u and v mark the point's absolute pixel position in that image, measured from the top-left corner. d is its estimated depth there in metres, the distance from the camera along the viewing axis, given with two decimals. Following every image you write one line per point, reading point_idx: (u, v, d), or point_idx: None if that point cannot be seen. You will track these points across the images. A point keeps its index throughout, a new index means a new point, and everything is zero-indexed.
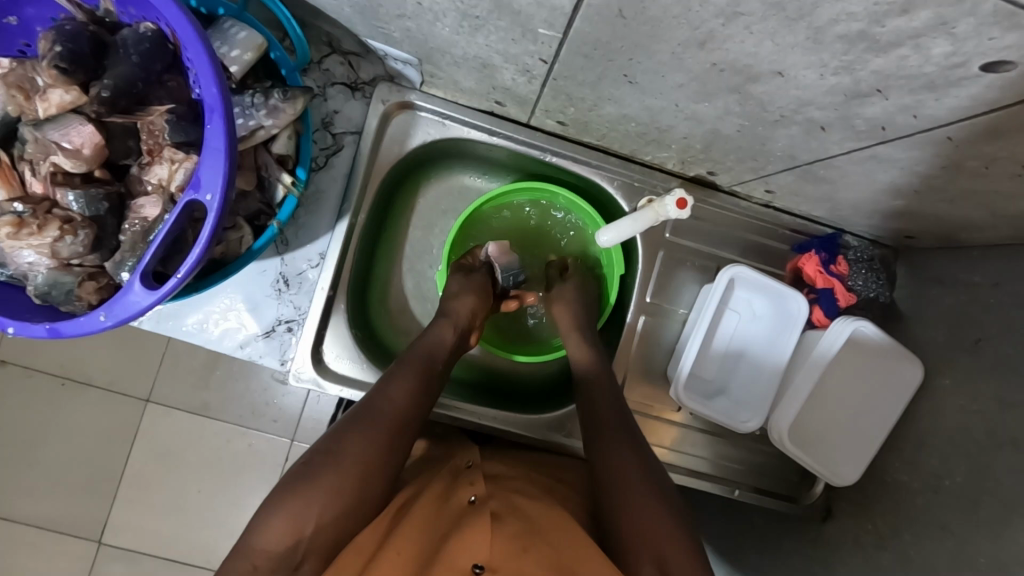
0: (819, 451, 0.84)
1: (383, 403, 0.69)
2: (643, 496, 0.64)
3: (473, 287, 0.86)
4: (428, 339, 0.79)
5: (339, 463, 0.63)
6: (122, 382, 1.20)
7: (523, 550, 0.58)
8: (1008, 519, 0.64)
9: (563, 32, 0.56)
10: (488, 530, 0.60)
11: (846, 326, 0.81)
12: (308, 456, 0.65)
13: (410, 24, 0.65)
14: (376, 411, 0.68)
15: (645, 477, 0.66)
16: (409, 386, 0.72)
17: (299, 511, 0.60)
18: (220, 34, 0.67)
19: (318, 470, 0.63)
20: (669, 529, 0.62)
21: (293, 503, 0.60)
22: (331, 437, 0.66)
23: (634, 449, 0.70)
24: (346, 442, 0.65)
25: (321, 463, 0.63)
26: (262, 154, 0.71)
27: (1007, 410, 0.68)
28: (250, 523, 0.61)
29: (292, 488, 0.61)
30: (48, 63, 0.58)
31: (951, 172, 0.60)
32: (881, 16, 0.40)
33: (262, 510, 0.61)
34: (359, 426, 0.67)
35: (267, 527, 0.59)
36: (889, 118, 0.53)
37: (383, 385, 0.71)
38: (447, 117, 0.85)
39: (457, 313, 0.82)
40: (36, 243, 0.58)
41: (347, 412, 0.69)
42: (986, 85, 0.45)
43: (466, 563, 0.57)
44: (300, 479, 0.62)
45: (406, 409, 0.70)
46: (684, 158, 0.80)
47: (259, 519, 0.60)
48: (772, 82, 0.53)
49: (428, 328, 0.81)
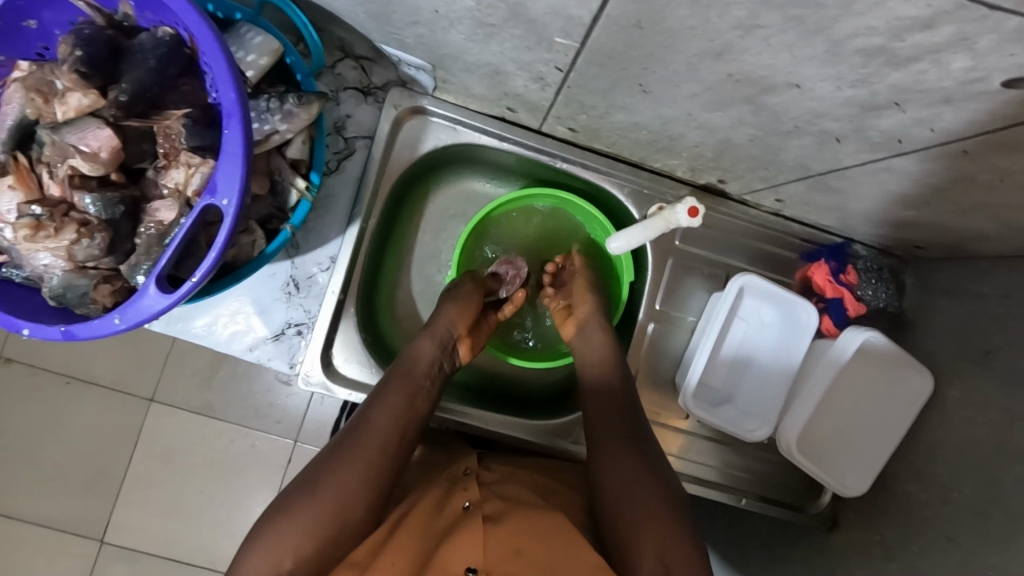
0: (828, 461, 0.83)
1: (366, 427, 0.68)
2: (638, 507, 0.64)
3: (460, 299, 0.83)
4: (408, 356, 0.76)
5: (319, 491, 0.62)
6: (126, 381, 1.20)
7: (516, 553, 0.60)
8: (1017, 533, 0.64)
9: (579, 40, 0.56)
10: (479, 537, 0.62)
11: (857, 334, 0.81)
12: (288, 488, 0.64)
13: (424, 31, 0.65)
14: (355, 437, 0.67)
15: (645, 491, 0.65)
16: (391, 407, 0.70)
17: (278, 543, 0.58)
18: (237, 39, 0.67)
19: (297, 501, 0.61)
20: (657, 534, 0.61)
21: (271, 537, 0.59)
22: (312, 469, 0.65)
23: (636, 457, 0.69)
24: (326, 470, 0.64)
25: (300, 495, 0.62)
26: (276, 158, 0.71)
27: (1018, 423, 0.67)
28: (235, 561, 0.60)
29: (273, 520, 0.60)
30: (68, 68, 0.59)
31: (963, 184, 0.60)
32: (902, 31, 0.41)
33: (244, 547, 0.60)
34: (339, 454, 0.65)
35: (248, 563, 0.58)
36: (904, 131, 0.53)
37: (365, 408, 0.70)
38: (459, 122, 0.85)
39: (447, 328, 0.80)
40: (53, 245, 0.59)
41: (330, 442, 0.68)
42: (1003, 100, 0.45)
43: (459, 566, 0.59)
44: (280, 510, 0.61)
45: (391, 431, 0.68)
46: (695, 166, 0.80)
47: (242, 556, 0.59)
48: (788, 93, 0.53)
49: (409, 344, 0.78)
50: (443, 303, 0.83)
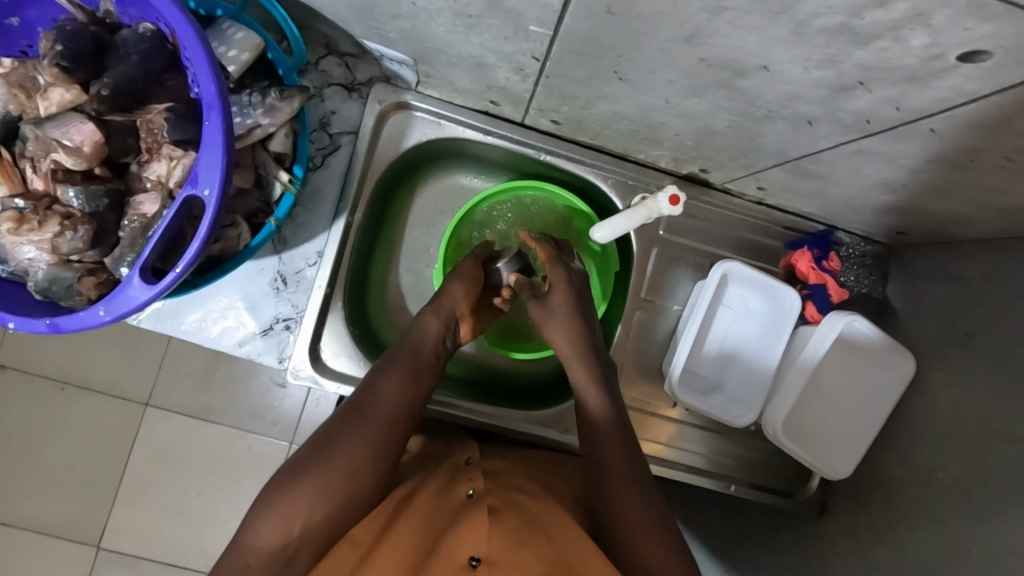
0: (810, 445, 0.84)
1: (375, 398, 0.69)
2: (629, 509, 0.67)
3: (464, 277, 0.83)
4: (414, 333, 0.77)
5: (332, 459, 0.63)
6: (122, 383, 1.20)
7: (522, 545, 0.58)
8: (1001, 509, 0.64)
9: (554, 29, 0.57)
10: (486, 526, 0.60)
11: (839, 319, 0.82)
12: (300, 453, 0.65)
13: (406, 24, 0.66)
14: (366, 408, 0.68)
15: (642, 497, 0.68)
16: (398, 383, 0.71)
17: (289, 508, 0.60)
18: (219, 34, 0.68)
19: (312, 466, 0.62)
20: (654, 543, 0.64)
21: (282, 503, 0.60)
22: (323, 434, 0.66)
23: (635, 461, 0.71)
24: (341, 438, 0.65)
25: (312, 463, 0.63)
26: (260, 152, 0.72)
27: (998, 401, 0.68)
28: (242, 522, 0.61)
29: (285, 486, 0.61)
30: (49, 62, 0.60)
31: (938, 165, 0.61)
32: (860, 9, 0.42)
33: (254, 508, 0.61)
34: (352, 424, 0.66)
35: (258, 525, 0.59)
36: (873, 111, 0.54)
37: (374, 381, 0.71)
38: (443, 117, 0.86)
39: (452, 306, 0.80)
40: (37, 239, 0.59)
41: (340, 410, 0.69)
42: (965, 76, 0.46)
43: (464, 555, 0.57)
44: (292, 476, 0.62)
45: (399, 408, 0.69)
46: (677, 156, 0.81)
47: (251, 517, 0.60)
48: (759, 77, 0.54)
49: (416, 319, 0.79)
50: (449, 278, 0.83)
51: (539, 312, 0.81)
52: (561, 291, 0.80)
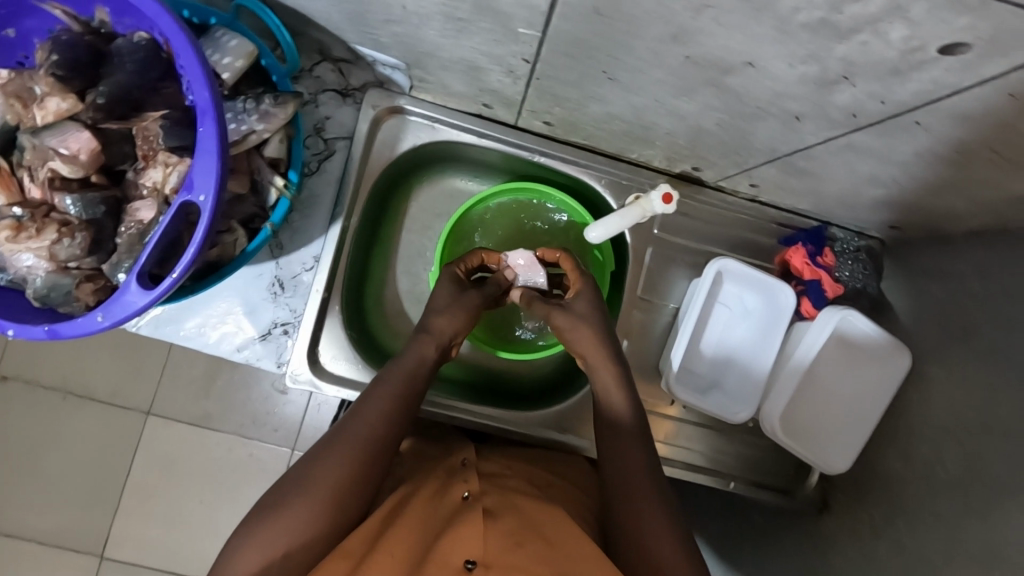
0: (808, 441, 0.84)
1: (359, 414, 0.69)
2: (645, 508, 0.66)
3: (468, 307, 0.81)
4: (406, 358, 0.76)
5: (317, 479, 0.63)
6: (123, 393, 1.21)
7: (517, 545, 0.59)
8: (998, 501, 0.65)
9: (542, 30, 0.58)
10: (480, 528, 0.61)
11: (834, 313, 0.82)
12: (288, 476, 0.65)
13: (398, 29, 0.67)
14: (352, 427, 0.68)
15: (651, 491, 0.68)
16: (387, 397, 0.71)
17: (274, 535, 0.60)
18: (213, 43, 0.69)
19: (294, 489, 0.63)
20: (665, 545, 0.63)
21: (270, 528, 0.60)
22: (311, 455, 0.66)
23: (646, 451, 0.72)
24: (322, 460, 0.65)
25: (296, 486, 0.63)
26: (255, 158, 0.72)
27: (995, 396, 0.68)
28: (226, 547, 0.61)
29: (266, 514, 0.61)
30: (45, 72, 0.62)
31: (926, 158, 0.61)
32: (839, 3, 0.42)
33: (237, 534, 0.61)
34: (337, 442, 0.66)
35: (243, 550, 0.59)
36: (860, 106, 0.55)
37: (362, 399, 0.71)
38: (437, 121, 0.87)
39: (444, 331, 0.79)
40: (35, 245, 0.61)
41: (329, 430, 0.69)
42: (946, 68, 0.46)
43: (458, 560, 0.58)
44: (277, 501, 0.62)
45: (384, 422, 0.69)
46: (670, 155, 0.82)
47: (236, 543, 0.60)
48: (745, 74, 0.55)
49: (408, 346, 0.77)
50: (433, 306, 0.81)
51: (567, 318, 0.77)
52: (588, 300, 0.79)
